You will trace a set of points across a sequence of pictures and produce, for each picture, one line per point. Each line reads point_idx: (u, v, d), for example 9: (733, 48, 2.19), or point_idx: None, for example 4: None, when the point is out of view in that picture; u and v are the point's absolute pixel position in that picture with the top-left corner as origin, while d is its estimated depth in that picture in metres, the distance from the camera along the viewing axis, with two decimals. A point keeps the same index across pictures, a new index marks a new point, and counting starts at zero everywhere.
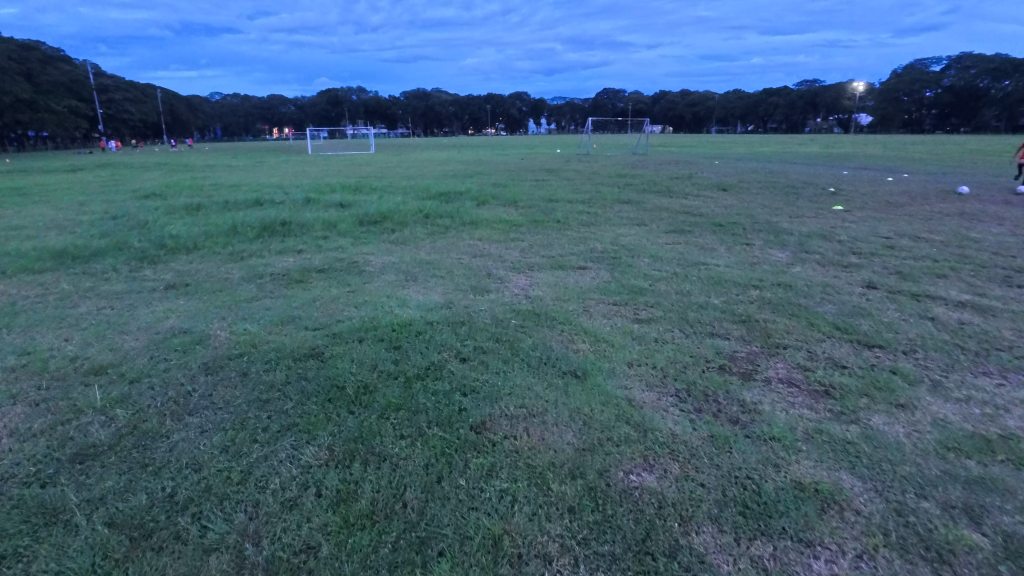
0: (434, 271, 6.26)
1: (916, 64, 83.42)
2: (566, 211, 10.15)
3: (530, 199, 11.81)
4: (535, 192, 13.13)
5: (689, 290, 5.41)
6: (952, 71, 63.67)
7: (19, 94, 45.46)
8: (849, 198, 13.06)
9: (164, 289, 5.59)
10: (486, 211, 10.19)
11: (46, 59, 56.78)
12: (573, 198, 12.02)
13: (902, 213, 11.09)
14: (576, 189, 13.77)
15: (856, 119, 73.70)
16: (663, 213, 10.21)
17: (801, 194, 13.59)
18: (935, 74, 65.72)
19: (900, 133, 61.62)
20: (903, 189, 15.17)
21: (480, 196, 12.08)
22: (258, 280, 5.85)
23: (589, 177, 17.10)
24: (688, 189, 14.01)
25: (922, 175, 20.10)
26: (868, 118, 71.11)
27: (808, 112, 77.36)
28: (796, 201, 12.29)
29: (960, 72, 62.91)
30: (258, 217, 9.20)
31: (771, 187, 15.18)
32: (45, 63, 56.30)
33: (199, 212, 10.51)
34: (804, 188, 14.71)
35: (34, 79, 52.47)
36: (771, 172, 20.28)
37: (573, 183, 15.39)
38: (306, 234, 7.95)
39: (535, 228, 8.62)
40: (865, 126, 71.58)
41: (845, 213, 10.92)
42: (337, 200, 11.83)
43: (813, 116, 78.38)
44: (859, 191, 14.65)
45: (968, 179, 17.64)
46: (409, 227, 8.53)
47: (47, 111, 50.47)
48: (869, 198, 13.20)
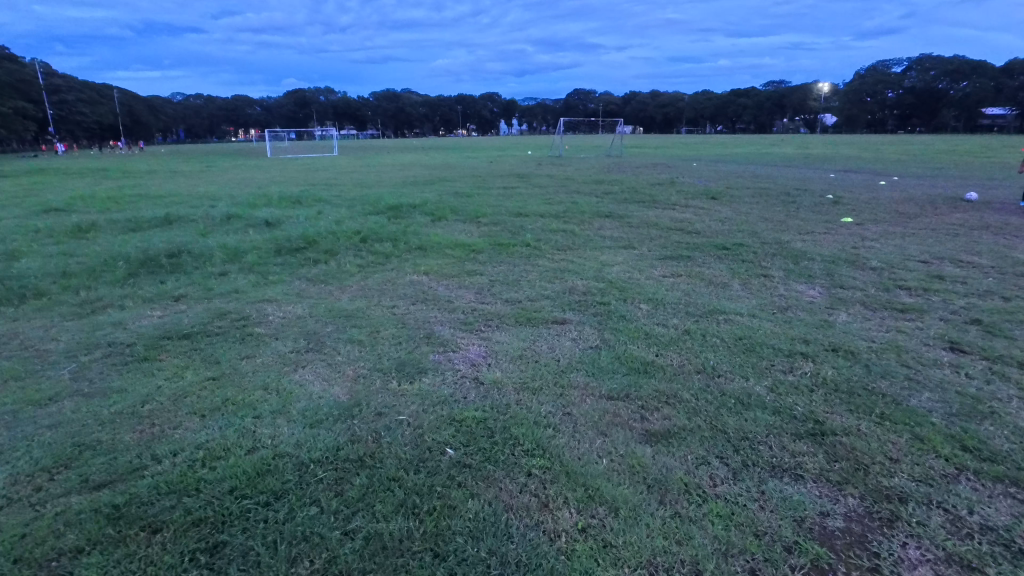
0: (352, 332, 4.48)
1: (879, 66, 84.64)
2: (537, 230, 8.45)
3: (497, 213, 10.09)
4: (502, 203, 11.43)
5: (712, 365, 3.73)
6: (915, 74, 64.44)
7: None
8: (854, 208, 11.66)
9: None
10: (441, 231, 8.42)
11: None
12: (546, 211, 10.33)
13: (919, 226, 9.70)
14: (550, 199, 12.08)
15: (824, 120, 74.05)
16: (653, 231, 8.59)
17: (799, 203, 12.18)
18: (899, 76, 66.45)
19: (868, 134, 61.85)
20: (908, 196, 13.81)
21: (436, 209, 10.30)
22: (85, 356, 4.01)
23: (564, 184, 15.54)
24: (674, 198, 12.46)
25: (910, 179, 19.05)
26: (835, 119, 71.51)
27: (776, 114, 77.69)
28: (798, 213, 10.81)
29: (923, 75, 63.63)
30: (149, 244, 7.32)
31: (763, 194, 13.79)
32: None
33: (87, 235, 8.57)
34: (800, 196, 13.34)
35: None
36: (755, 177, 19.03)
37: (546, 191, 13.71)
38: (197, 271, 6.10)
39: (499, 255, 6.90)
40: (833, 127, 71.93)
41: (860, 228, 9.44)
42: (266, 216, 9.98)
43: (784, 116, 78.35)
44: (858, 198, 13.34)
45: (961, 185, 16.63)
46: (336, 257, 6.73)
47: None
48: (876, 208, 11.79)
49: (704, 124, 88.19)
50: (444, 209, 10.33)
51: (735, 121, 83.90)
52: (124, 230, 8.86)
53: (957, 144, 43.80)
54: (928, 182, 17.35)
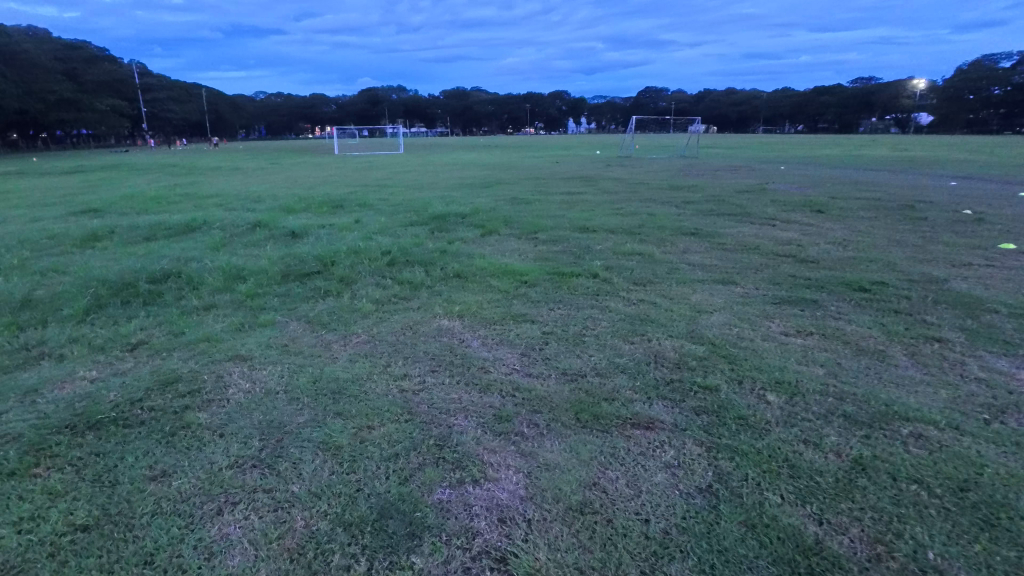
0: (329, 426, 3.01)
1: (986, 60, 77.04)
2: (605, 252, 6.80)
3: (558, 227, 8.49)
4: (565, 213, 9.85)
5: (935, 568, 2.03)
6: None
7: (57, 93, 45.51)
8: (1004, 228, 9.34)
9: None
10: (488, 251, 6.90)
11: (91, 58, 56.87)
12: (616, 225, 8.67)
13: None
14: (622, 209, 10.36)
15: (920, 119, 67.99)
16: (756, 258, 6.76)
17: (929, 220, 9.95)
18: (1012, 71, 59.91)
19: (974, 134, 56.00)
20: None
21: (487, 221, 8.81)
22: None
23: (636, 190, 13.75)
24: (770, 211, 10.49)
25: None
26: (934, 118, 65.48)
27: (865, 112, 72.09)
28: (938, 235, 8.61)
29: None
30: (145, 262, 6.21)
31: (877, 207, 11.57)
32: (91, 63, 56.31)
33: (97, 244, 7.65)
34: (926, 211, 11.03)
35: (79, 79, 52.64)
36: (859, 184, 16.57)
37: (617, 198, 11.98)
38: (174, 305, 4.85)
39: (558, 290, 5.31)
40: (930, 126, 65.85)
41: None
42: (296, 224, 8.82)
43: (875, 115, 72.49)
44: (1001, 214, 10.91)
45: None
46: (351, 288, 5.34)
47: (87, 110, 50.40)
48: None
49: (783, 122, 83.06)
50: (497, 221, 8.82)
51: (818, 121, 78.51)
52: (139, 239, 7.91)
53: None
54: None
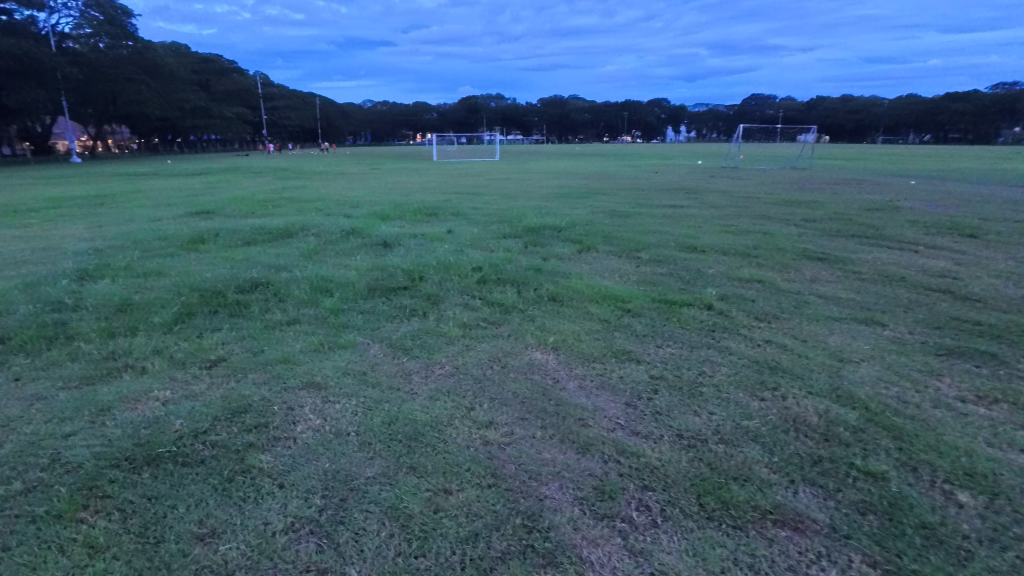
0: (400, 486, 2.57)
1: None
2: (719, 278, 6.02)
3: (663, 245, 7.75)
4: (670, 229, 9.07)
5: None
6: None
7: (192, 102, 49.98)
8: None
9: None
10: (585, 270, 6.33)
11: (222, 70, 62.10)
12: (729, 245, 7.81)
13: None
14: (734, 227, 9.42)
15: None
16: (904, 293, 5.72)
17: None
18: None
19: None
20: None
21: (584, 236, 8.24)
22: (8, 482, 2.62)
23: (748, 205, 12.62)
24: (911, 234, 9.15)
25: None
26: None
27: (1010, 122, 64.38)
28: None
29: None
30: (239, 268, 6.19)
31: None
32: (222, 74, 61.51)
33: (202, 246, 7.85)
34: None
35: (211, 89, 57.63)
36: (1015, 204, 14.38)
37: (727, 214, 10.97)
38: (258, 319, 4.68)
39: (667, 323, 4.64)
40: None
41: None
42: (389, 232, 8.70)
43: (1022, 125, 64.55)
44: None
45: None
46: (437, 308, 4.96)
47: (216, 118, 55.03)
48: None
49: (909, 133, 76.01)
50: (595, 236, 8.21)
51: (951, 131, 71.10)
52: (241, 243, 8.07)
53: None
54: None
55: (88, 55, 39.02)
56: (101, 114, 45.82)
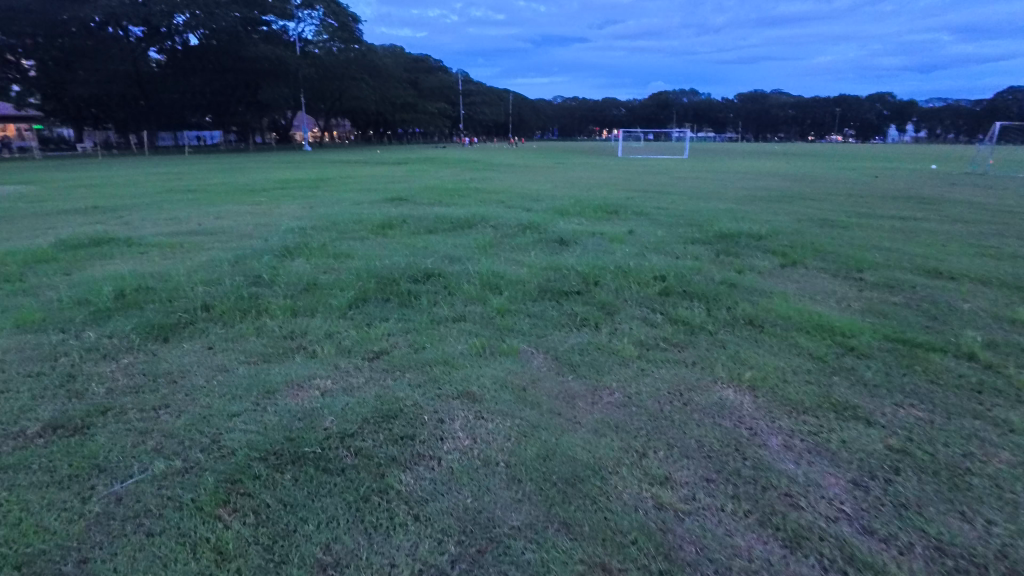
0: (548, 549, 2.10)
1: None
2: (984, 317, 4.62)
3: (896, 267, 6.30)
4: (902, 246, 7.46)
5: None
6: None
7: (402, 98, 54.98)
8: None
9: (6, 446, 2.81)
10: (794, 291, 5.29)
11: (430, 69, 67.43)
12: (990, 272, 6.12)
13: None
14: (998, 249, 7.42)
15: None
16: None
17: None
18: None
19: None
20: None
21: (791, 247, 7.04)
22: (174, 455, 2.68)
23: (1011, 222, 10.07)
24: None
25: None
26: None
27: None
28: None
29: None
30: (416, 257, 6.24)
31: None
32: (429, 72, 66.80)
33: (389, 232, 8.18)
34: None
35: (419, 86, 62.96)
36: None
37: (983, 232, 8.78)
38: (426, 312, 4.55)
39: (909, 372, 3.57)
40: None
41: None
42: (566, 228, 8.33)
43: None
44: None
45: None
46: (611, 320, 4.40)
47: (421, 112, 59.95)
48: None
49: None
50: (804, 249, 6.97)
51: None
52: (424, 230, 8.28)
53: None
54: None
55: (323, 58, 44.72)
56: (329, 109, 52.45)
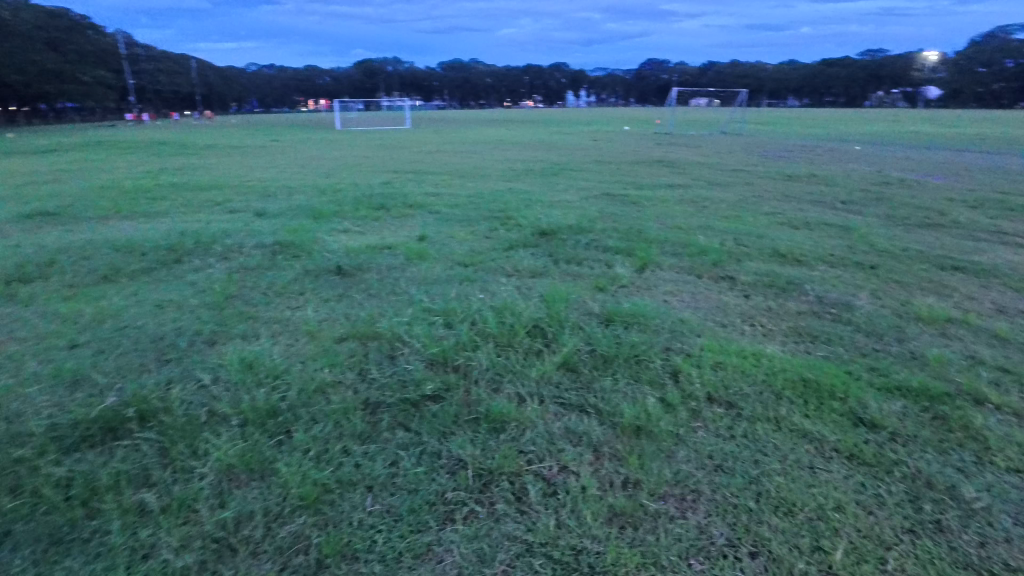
0: None
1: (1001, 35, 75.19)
2: (908, 325, 3.98)
3: (749, 255, 5.64)
4: (710, 225, 7.08)
5: None
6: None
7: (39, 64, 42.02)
8: None
9: None
10: (702, 320, 4.03)
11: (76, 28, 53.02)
12: (815, 249, 5.94)
13: None
14: (788, 219, 7.54)
15: (928, 96, 66.92)
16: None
17: None
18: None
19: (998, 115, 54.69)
20: None
21: (630, 244, 5.92)
22: None
23: (747, 183, 11.01)
24: (974, 218, 7.86)
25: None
26: (940, 95, 65.61)
27: (873, 88, 71.83)
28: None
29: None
30: (89, 361, 3.25)
31: None
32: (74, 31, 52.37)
33: (22, 290, 4.65)
34: None
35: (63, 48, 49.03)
36: (981, 170, 14.18)
37: (751, 198, 9.17)
38: (120, 570, 1.88)
39: (980, 474, 2.42)
40: (940, 103, 65.26)
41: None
42: (337, 246, 5.90)
43: (884, 91, 71.69)
44: None
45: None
46: (534, 469, 2.38)
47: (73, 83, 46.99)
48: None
49: (788, 98, 80.64)
50: (647, 245, 5.93)
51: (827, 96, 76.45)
52: (96, 277, 4.96)
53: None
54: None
55: None
56: None
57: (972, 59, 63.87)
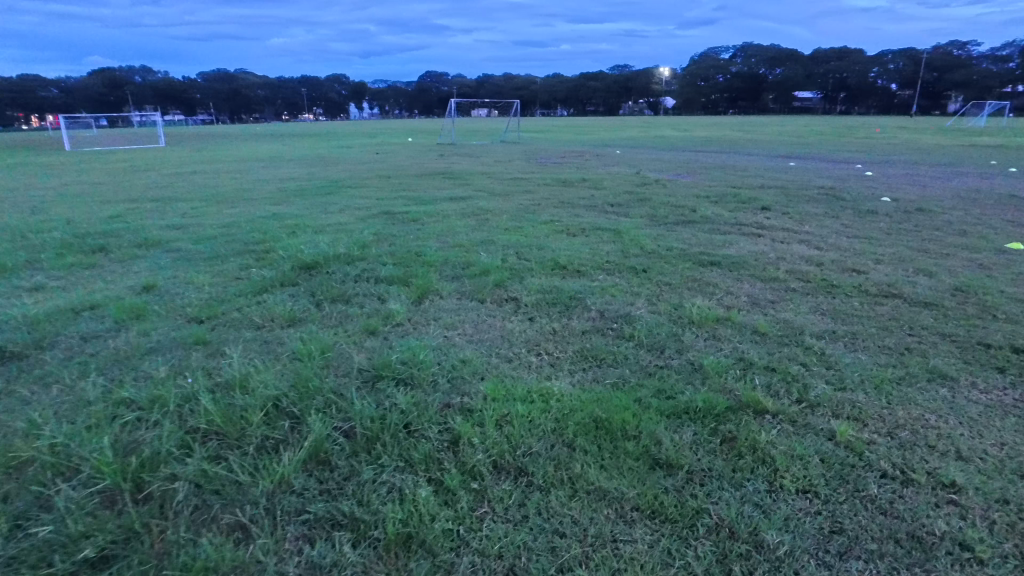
0: None
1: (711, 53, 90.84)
2: (682, 330, 3.97)
3: (530, 270, 5.42)
4: (492, 239, 6.82)
5: None
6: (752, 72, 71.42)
7: None
8: (944, 217, 8.82)
9: None
10: (485, 358, 3.57)
11: None
12: (591, 256, 5.97)
13: None
14: (565, 226, 7.62)
15: (666, 104, 78.11)
16: (871, 310, 4.55)
17: (866, 211, 9.13)
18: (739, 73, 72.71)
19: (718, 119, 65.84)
20: (940, 193, 11.57)
21: (407, 272, 5.33)
22: None
23: (526, 191, 11.21)
24: (715, 211, 8.79)
25: (847, 165, 17.88)
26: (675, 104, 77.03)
27: (624, 97, 81.70)
28: (936, 234, 7.53)
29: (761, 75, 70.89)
30: None
31: (791, 194, 10.71)
32: None
33: None
34: (840, 197, 10.41)
35: None
36: (714, 166, 16.45)
37: (530, 206, 9.24)
38: None
39: (773, 506, 2.24)
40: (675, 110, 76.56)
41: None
42: (9, 314, 4.37)
43: (633, 100, 81.99)
44: (900, 197, 10.77)
45: (919, 173, 15.42)
46: None
47: None
48: (981, 217, 8.97)
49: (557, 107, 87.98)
50: (426, 269, 5.40)
51: (588, 105, 85.00)
52: None
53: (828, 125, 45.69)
54: (887, 170, 16.10)
55: None
56: None
57: (694, 73, 76.10)
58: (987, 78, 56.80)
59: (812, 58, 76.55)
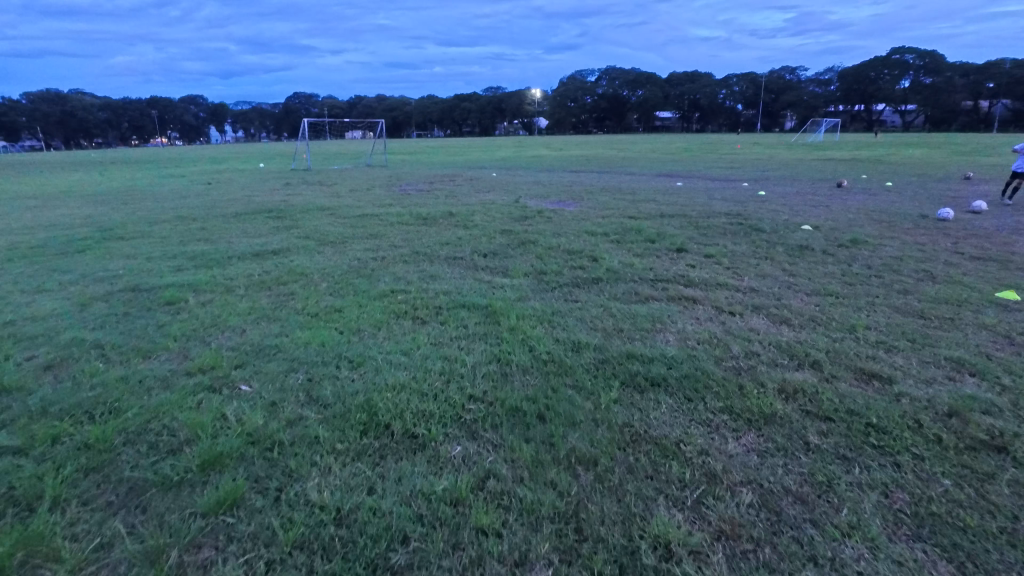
0: None
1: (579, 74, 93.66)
2: None
3: (312, 448, 2.64)
4: (277, 345, 3.97)
5: None
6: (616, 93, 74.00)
7: None
8: (884, 250, 7.22)
9: None
10: None
11: None
12: (443, 381, 3.32)
13: None
14: (410, 303, 4.89)
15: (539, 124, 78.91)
16: (993, 506, 2.28)
17: (796, 245, 7.34)
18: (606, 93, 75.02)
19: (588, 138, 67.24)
20: (849, 214, 10.31)
21: (15, 493, 2.35)
22: None
23: (373, 234, 8.45)
24: (621, 258, 6.56)
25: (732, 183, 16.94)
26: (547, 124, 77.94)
27: (497, 117, 81.47)
28: (904, 281, 5.71)
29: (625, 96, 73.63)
30: None
31: (699, 224, 8.85)
32: None
33: None
34: (755, 226, 8.70)
35: None
36: (600, 190, 14.69)
37: (369, 263, 6.48)
38: None
39: None
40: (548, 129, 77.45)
41: None
42: None
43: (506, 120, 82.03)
44: (815, 222, 9.26)
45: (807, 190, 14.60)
46: None
47: None
48: (922, 248, 7.43)
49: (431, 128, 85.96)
50: (71, 477, 2.45)
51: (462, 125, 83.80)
52: None
53: (685, 143, 47.67)
54: (772, 188, 15.22)
55: None
56: None
57: (564, 93, 77.53)
58: (816, 98, 62.56)
59: (668, 82, 81.11)
